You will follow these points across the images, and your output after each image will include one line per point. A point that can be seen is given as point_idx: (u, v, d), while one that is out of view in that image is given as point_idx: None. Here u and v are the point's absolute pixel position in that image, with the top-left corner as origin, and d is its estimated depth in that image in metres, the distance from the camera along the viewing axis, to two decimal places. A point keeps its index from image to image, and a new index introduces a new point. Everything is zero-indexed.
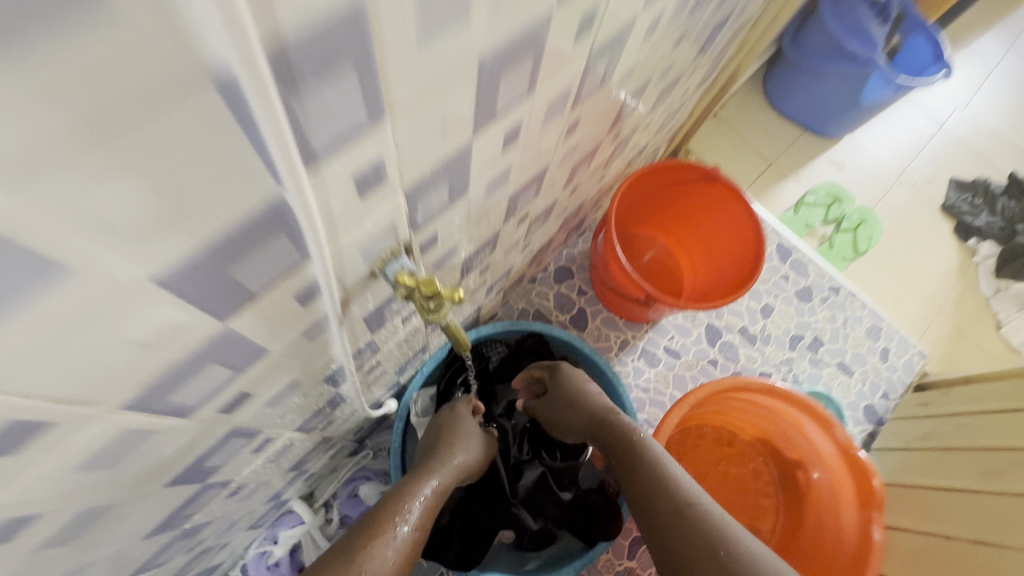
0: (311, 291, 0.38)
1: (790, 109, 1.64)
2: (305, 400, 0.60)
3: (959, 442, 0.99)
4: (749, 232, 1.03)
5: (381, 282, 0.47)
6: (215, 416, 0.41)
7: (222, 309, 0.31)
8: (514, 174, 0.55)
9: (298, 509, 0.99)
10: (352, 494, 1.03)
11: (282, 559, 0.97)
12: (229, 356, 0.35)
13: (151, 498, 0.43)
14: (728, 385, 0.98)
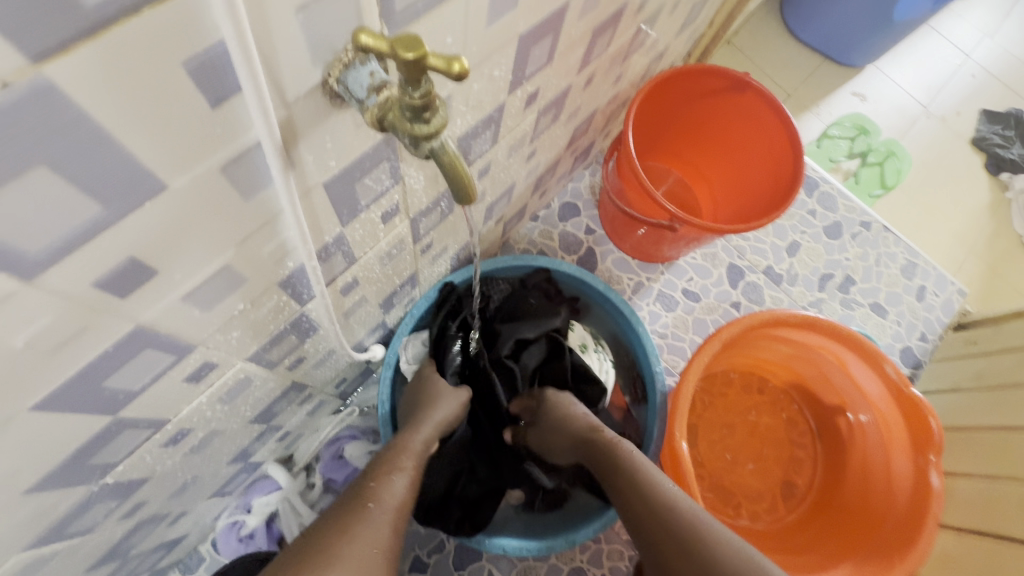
0: (231, 83, 0.24)
1: (811, 37, 1.50)
2: (271, 308, 0.46)
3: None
4: (784, 145, 0.90)
5: (346, 116, 0.32)
6: (95, 293, 0.27)
7: (23, 21, 0.16)
8: (527, 6, 0.41)
9: (274, 473, 0.85)
10: (336, 455, 0.90)
11: (256, 529, 0.84)
12: (82, 163, 0.21)
13: (11, 426, 0.30)
14: (765, 319, 0.85)
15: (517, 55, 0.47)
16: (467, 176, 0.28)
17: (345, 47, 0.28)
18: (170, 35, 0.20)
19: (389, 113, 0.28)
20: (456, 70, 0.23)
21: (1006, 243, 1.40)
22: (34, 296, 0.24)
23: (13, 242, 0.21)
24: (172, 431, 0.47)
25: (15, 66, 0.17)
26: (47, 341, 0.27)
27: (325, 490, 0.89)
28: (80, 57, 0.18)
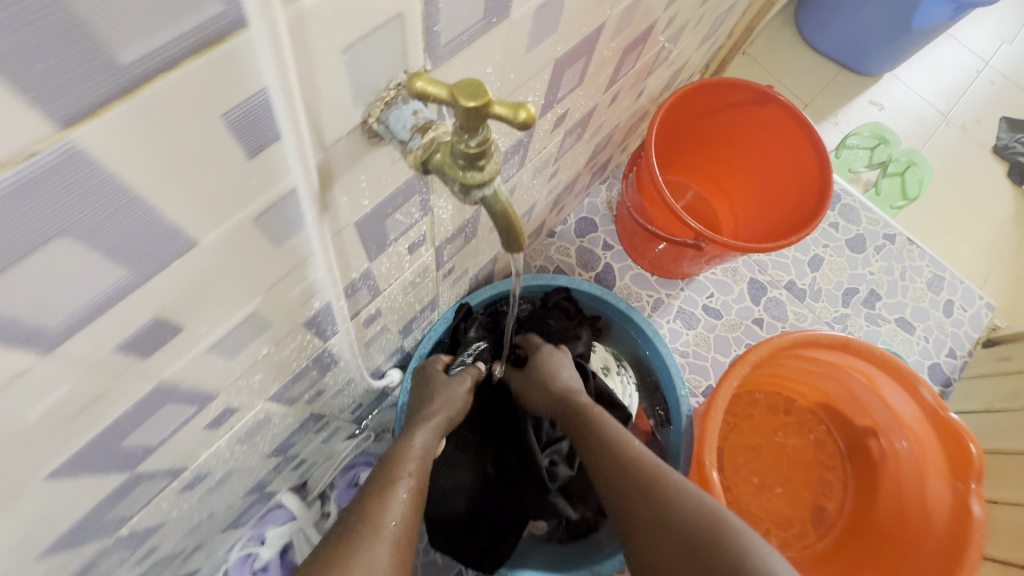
0: (272, 131, 0.22)
1: (828, 47, 1.48)
2: (295, 349, 0.43)
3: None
4: (812, 161, 0.87)
5: (384, 153, 0.30)
6: (115, 356, 0.25)
7: (49, 84, 0.14)
8: (566, 29, 0.39)
9: (289, 503, 0.83)
10: (350, 483, 0.88)
11: (270, 562, 0.81)
12: (111, 228, 0.19)
13: (24, 498, 0.27)
14: (795, 340, 0.81)
15: (552, 81, 0.45)
16: (519, 222, 0.27)
17: (389, 84, 0.25)
18: (211, 88, 0.18)
19: (437, 154, 0.26)
20: (522, 118, 0.22)
21: None
22: (53, 368, 0.22)
23: (30, 317, 0.19)
24: (189, 476, 0.45)
25: (40, 134, 0.15)
26: (65, 409, 0.25)
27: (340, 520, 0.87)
28: (113, 116, 0.16)
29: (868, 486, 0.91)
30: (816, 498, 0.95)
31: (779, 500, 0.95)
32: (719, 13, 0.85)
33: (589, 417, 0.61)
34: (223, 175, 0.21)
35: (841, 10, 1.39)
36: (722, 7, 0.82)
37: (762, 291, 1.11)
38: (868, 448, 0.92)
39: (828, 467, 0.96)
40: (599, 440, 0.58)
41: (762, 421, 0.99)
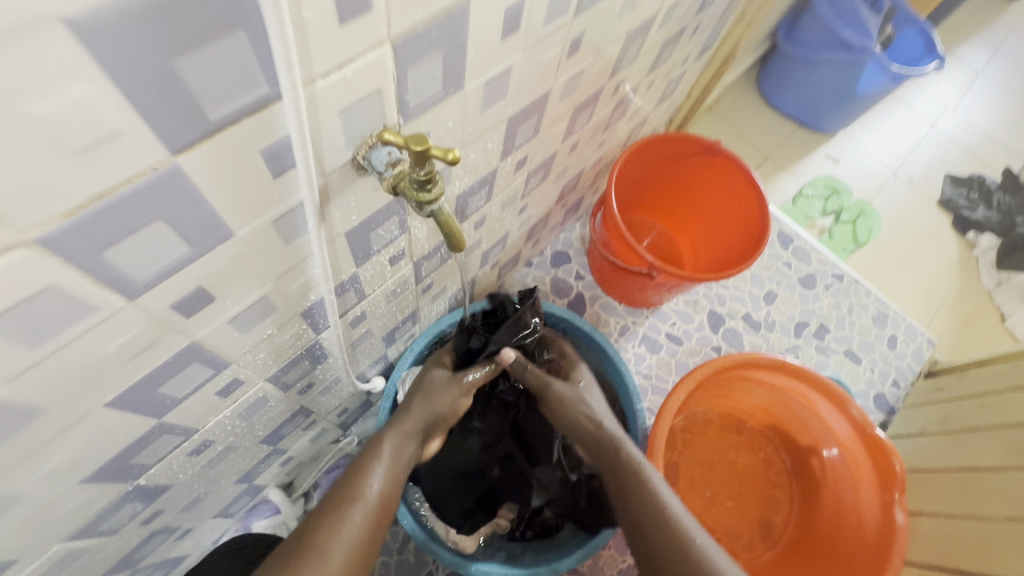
0: (289, 160, 0.33)
1: (787, 107, 1.65)
2: (292, 336, 0.54)
3: (981, 422, 0.93)
4: (753, 205, 1.00)
5: (368, 182, 0.42)
6: (168, 313, 0.35)
7: (173, 130, 0.25)
8: (514, 95, 0.51)
9: (274, 498, 0.91)
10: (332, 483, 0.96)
11: None
12: (185, 219, 0.30)
13: (85, 418, 0.37)
14: (737, 360, 0.91)
15: (507, 134, 0.57)
16: (457, 231, 0.38)
17: (370, 134, 0.37)
18: (256, 133, 0.29)
19: (401, 182, 0.38)
20: (450, 157, 0.32)
21: (977, 299, 1.48)
22: (131, 314, 0.32)
23: (129, 273, 0.30)
24: (197, 441, 0.54)
25: (161, 157, 0.26)
26: (129, 348, 0.35)
27: None
28: (199, 150, 0.27)
29: (810, 501, 0.98)
30: (763, 511, 1.02)
31: (729, 514, 1.02)
32: (670, 80, 1.00)
33: (638, 473, 0.66)
34: (256, 190, 0.33)
35: (795, 75, 1.56)
36: (672, 75, 0.97)
37: (720, 321, 1.22)
38: (809, 465, 1.00)
39: (775, 483, 1.04)
40: (649, 504, 0.63)
41: (715, 440, 1.07)
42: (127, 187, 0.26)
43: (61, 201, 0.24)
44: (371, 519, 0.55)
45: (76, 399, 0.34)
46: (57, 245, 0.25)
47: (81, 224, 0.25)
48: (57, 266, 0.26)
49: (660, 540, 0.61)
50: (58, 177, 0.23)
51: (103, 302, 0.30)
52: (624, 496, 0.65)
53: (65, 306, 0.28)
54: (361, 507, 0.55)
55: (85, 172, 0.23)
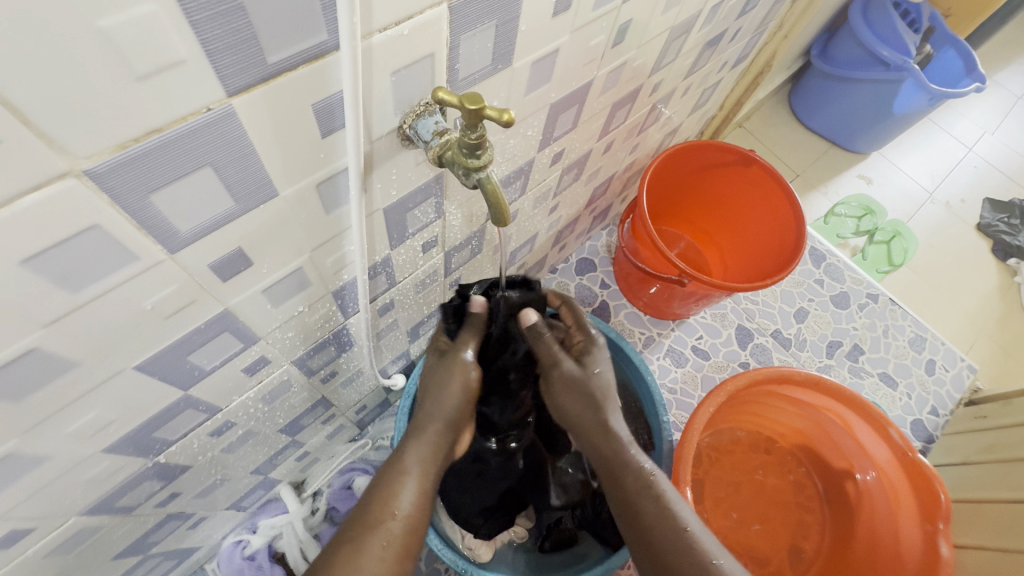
0: (338, 120, 0.32)
1: (818, 125, 1.63)
2: (322, 319, 0.52)
3: None
4: (789, 215, 0.98)
5: (411, 155, 0.41)
6: (205, 273, 0.34)
7: (231, 67, 0.25)
8: (558, 81, 0.50)
9: (285, 497, 0.88)
10: (344, 485, 0.94)
11: (258, 551, 0.86)
12: (232, 170, 0.29)
13: (114, 378, 0.36)
14: (770, 374, 0.88)
15: (548, 124, 0.56)
16: (503, 202, 0.37)
17: (420, 102, 0.36)
18: (311, 84, 0.29)
19: (448, 151, 0.36)
20: (505, 118, 0.31)
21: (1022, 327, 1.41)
22: (169, 269, 0.31)
23: (173, 223, 0.29)
24: (219, 420, 0.52)
25: (217, 97, 0.25)
26: (164, 307, 0.34)
27: (325, 518, 0.92)
28: (255, 94, 0.26)
29: (844, 530, 0.93)
30: (794, 538, 0.97)
31: (756, 537, 0.97)
32: (707, 87, 0.99)
33: (649, 486, 0.59)
34: (302, 150, 0.32)
35: (828, 93, 1.54)
36: (708, 82, 0.97)
37: (748, 337, 1.18)
38: (843, 492, 0.95)
39: (804, 510, 0.99)
40: (663, 520, 0.56)
41: (741, 458, 1.03)
42: (182, 125, 0.25)
43: (116, 132, 0.23)
44: (400, 541, 0.48)
45: (108, 355, 0.33)
46: (106, 180, 0.24)
47: (133, 161, 0.24)
48: (104, 204, 0.25)
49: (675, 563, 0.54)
50: (116, 103, 0.22)
51: (145, 252, 0.29)
52: (634, 512, 0.58)
53: (108, 251, 0.27)
54: (388, 528, 0.48)
55: (142, 101, 0.23)
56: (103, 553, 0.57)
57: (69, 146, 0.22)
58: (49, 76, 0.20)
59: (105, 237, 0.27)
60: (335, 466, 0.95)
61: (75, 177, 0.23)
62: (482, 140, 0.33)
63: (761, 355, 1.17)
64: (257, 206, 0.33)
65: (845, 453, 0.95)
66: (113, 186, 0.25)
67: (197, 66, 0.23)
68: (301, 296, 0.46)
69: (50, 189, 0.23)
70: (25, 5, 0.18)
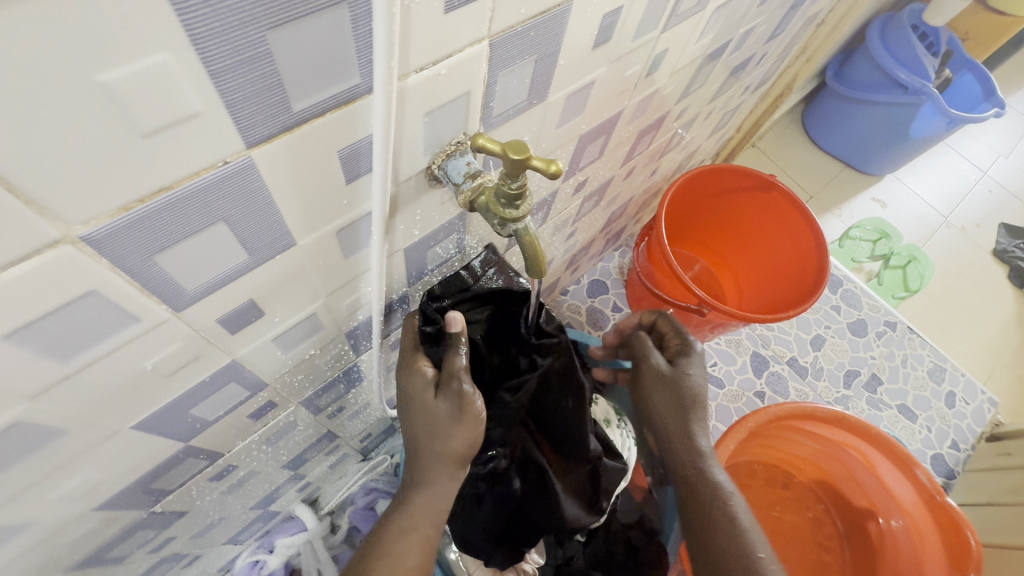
0: (364, 165, 0.29)
1: (832, 146, 1.60)
2: (332, 359, 0.49)
3: None
4: (811, 243, 0.95)
5: (437, 195, 0.38)
6: (213, 328, 0.31)
7: (252, 118, 0.22)
8: (590, 112, 0.48)
9: (303, 515, 0.84)
10: (368, 506, 0.90)
11: (275, 572, 0.82)
12: (247, 223, 0.26)
13: (109, 438, 0.32)
14: (792, 411, 0.84)
15: (574, 156, 0.54)
16: (541, 253, 0.35)
17: (451, 141, 0.33)
18: (339, 130, 0.26)
19: (481, 196, 0.33)
20: (553, 169, 0.29)
21: None
22: (173, 327, 0.28)
23: (178, 281, 0.26)
24: (220, 466, 0.49)
25: (235, 149, 0.22)
26: (166, 364, 0.30)
27: (345, 540, 0.89)
28: (278, 144, 0.23)
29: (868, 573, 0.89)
30: None
31: None
32: (728, 110, 0.97)
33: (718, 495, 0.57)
34: (324, 198, 0.29)
35: (842, 115, 1.52)
36: (730, 105, 0.94)
37: (763, 364, 1.15)
38: (864, 532, 0.92)
39: (824, 550, 0.95)
40: (725, 527, 0.54)
41: (759, 493, 1.00)
42: (194, 182, 0.22)
43: (116, 193, 0.20)
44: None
45: (102, 416, 0.30)
46: (105, 242, 0.21)
47: (135, 224, 0.21)
48: (103, 269, 0.22)
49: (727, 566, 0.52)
50: (121, 164, 0.19)
51: (147, 313, 0.26)
52: (700, 514, 0.56)
53: (105, 315, 0.24)
54: None
55: (151, 160, 0.20)
56: None
57: (64, 211, 0.19)
58: (44, 139, 0.17)
59: (104, 299, 0.23)
60: (353, 485, 0.90)
61: (71, 241, 0.20)
62: (518, 182, 0.30)
63: (777, 383, 1.13)
64: (273, 256, 0.30)
65: (865, 491, 0.92)
66: (113, 249, 0.21)
67: (215, 118, 0.20)
68: (313, 339, 0.43)
69: (41, 257, 0.20)
70: (15, 62, 0.15)
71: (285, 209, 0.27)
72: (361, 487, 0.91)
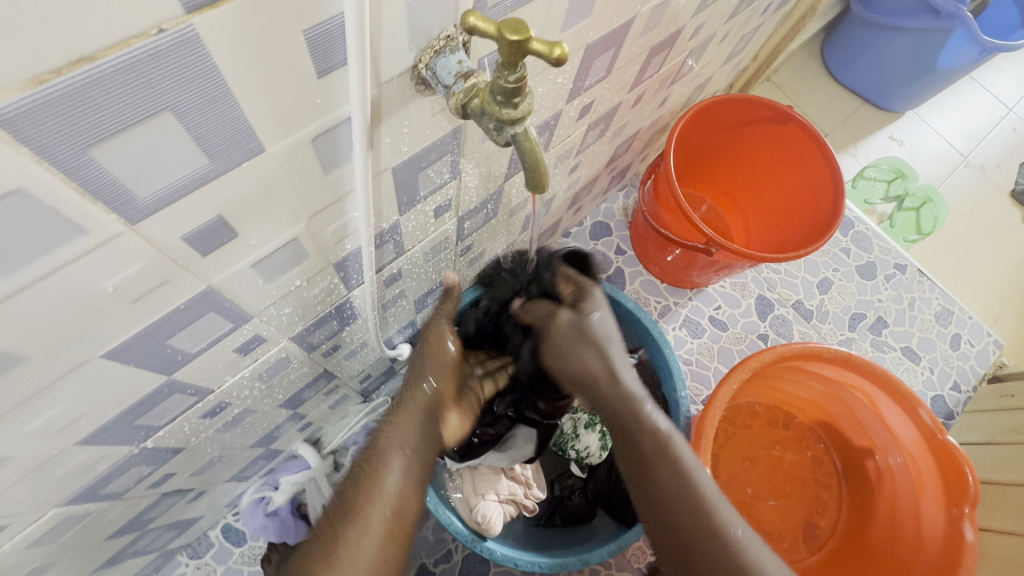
0: (338, 56, 0.25)
1: (850, 80, 1.51)
2: (320, 295, 0.46)
3: None
4: (826, 180, 0.90)
5: (426, 104, 0.34)
6: (180, 248, 0.28)
7: None
8: (598, 15, 0.42)
9: (305, 453, 0.84)
10: None
11: (281, 507, 0.82)
12: (200, 115, 0.22)
13: (75, 367, 0.30)
14: (798, 351, 0.83)
15: (579, 70, 0.48)
16: (542, 163, 0.31)
17: (439, 35, 0.29)
18: (301, 0, 0.22)
19: (474, 98, 0.29)
20: (556, 55, 0.25)
21: None
22: (133, 243, 0.25)
23: (127, 185, 0.23)
24: (210, 402, 0.47)
25: (171, 15, 0.18)
26: (128, 289, 0.28)
27: None
28: (226, 12, 0.20)
29: (864, 509, 0.91)
30: (811, 516, 0.96)
31: (772, 514, 0.96)
32: (748, 32, 0.89)
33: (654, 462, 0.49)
34: (293, 92, 0.25)
35: (863, 44, 1.42)
36: (750, 25, 0.86)
37: (768, 306, 1.12)
38: (863, 472, 0.93)
39: (821, 489, 0.97)
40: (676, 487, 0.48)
41: (757, 434, 1.01)
42: (121, 55, 0.18)
43: (20, 60, 0.16)
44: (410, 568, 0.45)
45: (62, 343, 0.28)
46: (9, 120, 0.17)
47: (54, 105, 0.18)
48: (28, 161, 0.19)
49: (691, 532, 0.47)
50: (21, 19, 0.16)
51: (95, 224, 0.23)
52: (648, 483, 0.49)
53: (44, 223, 0.21)
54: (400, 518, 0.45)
55: (62, 21, 0.16)
56: (87, 536, 0.52)
57: None
58: None
59: (30, 199, 0.20)
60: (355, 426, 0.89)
61: None
62: (522, 72, 0.27)
63: (781, 326, 1.11)
64: (239, 158, 0.26)
65: (866, 431, 0.92)
66: (28, 131, 0.18)
67: None
68: (299, 268, 0.40)
69: None
70: None
71: (242, 103, 0.23)
72: None
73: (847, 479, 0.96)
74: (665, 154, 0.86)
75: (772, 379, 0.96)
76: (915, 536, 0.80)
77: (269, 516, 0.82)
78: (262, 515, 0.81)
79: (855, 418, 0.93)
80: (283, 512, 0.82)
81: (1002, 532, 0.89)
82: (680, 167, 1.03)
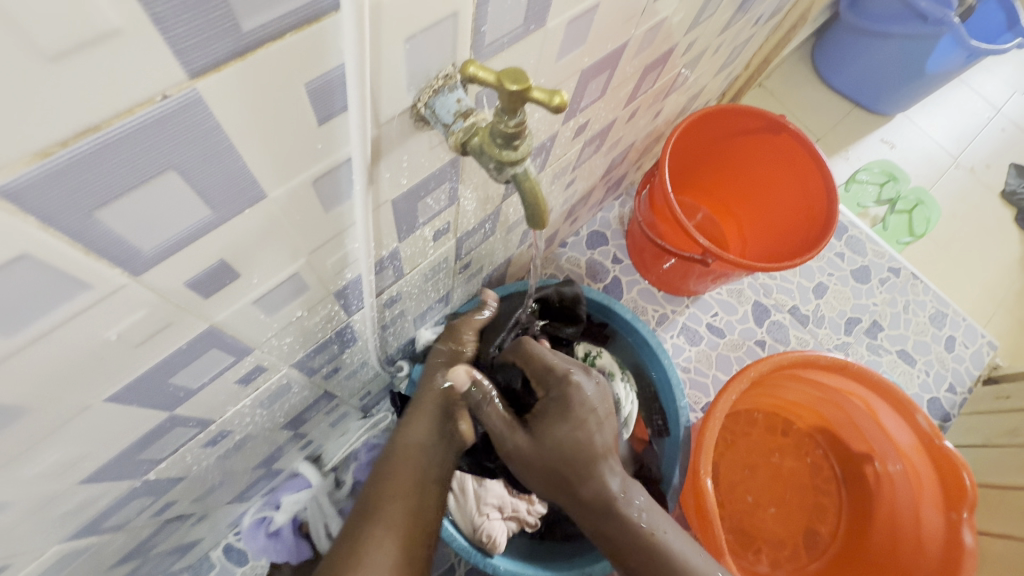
0: (338, 102, 0.25)
1: (841, 84, 1.52)
2: (320, 323, 0.46)
3: None
4: (820, 189, 0.91)
5: (425, 138, 0.34)
6: (182, 293, 0.28)
7: (191, 39, 0.18)
8: (594, 41, 0.42)
9: (306, 472, 0.84)
10: (371, 462, 0.88)
11: (283, 527, 0.83)
12: (202, 170, 0.22)
13: (76, 412, 0.30)
14: (797, 360, 0.83)
15: (575, 92, 0.48)
16: (542, 200, 0.31)
17: (438, 75, 0.29)
18: (302, 55, 0.22)
19: (474, 137, 0.29)
20: (556, 103, 0.26)
21: None
22: (137, 293, 0.25)
23: (130, 240, 0.23)
24: (211, 433, 0.47)
25: (174, 80, 0.18)
26: (129, 337, 0.28)
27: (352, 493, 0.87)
28: (228, 73, 0.20)
29: (865, 516, 0.91)
30: (813, 523, 0.96)
31: (774, 520, 0.96)
32: (741, 41, 0.89)
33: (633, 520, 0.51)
34: (293, 139, 0.25)
35: (853, 49, 1.43)
36: (742, 35, 0.87)
37: (765, 312, 1.13)
38: (863, 479, 0.94)
39: (823, 495, 0.98)
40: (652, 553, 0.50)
41: (757, 439, 1.01)
42: (126, 122, 0.18)
43: (27, 137, 0.16)
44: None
45: (62, 392, 0.28)
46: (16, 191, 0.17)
47: (60, 174, 0.18)
48: (33, 228, 0.19)
49: None
50: (30, 100, 0.16)
51: (98, 279, 0.23)
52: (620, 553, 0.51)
53: (48, 282, 0.21)
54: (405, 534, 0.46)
55: (65, 94, 0.16)
56: (88, 568, 0.52)
57: None
58: None
59: (35, 262, 0.20)
60: (356, 442, 0.88)
61: None
62: (520, 114, 0.27)
63: (777, 332, 1.12)
64: (241, 204, 0.26)
65: (866, 437, 0.92)
66: (33, 200, 0.18)
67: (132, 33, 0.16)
68: (299, 300, 0.40)
69: None
70: None
71: (242, 154, 0.23)
72: (363, 444, 0.89)
73: (848, 485, 0.96)
74: (660, 164, 0.86)
75: (771, 386, 0.96)
76: (916, 546, 0.80)
77: (272, 535, 0.82)
78: (264, 536, 0.82)
79: (855, 425, 0.93)
80: (284, 533, 0.83)
81: (1001, 536, 0.89)
82: (675, 176, 1.03)
